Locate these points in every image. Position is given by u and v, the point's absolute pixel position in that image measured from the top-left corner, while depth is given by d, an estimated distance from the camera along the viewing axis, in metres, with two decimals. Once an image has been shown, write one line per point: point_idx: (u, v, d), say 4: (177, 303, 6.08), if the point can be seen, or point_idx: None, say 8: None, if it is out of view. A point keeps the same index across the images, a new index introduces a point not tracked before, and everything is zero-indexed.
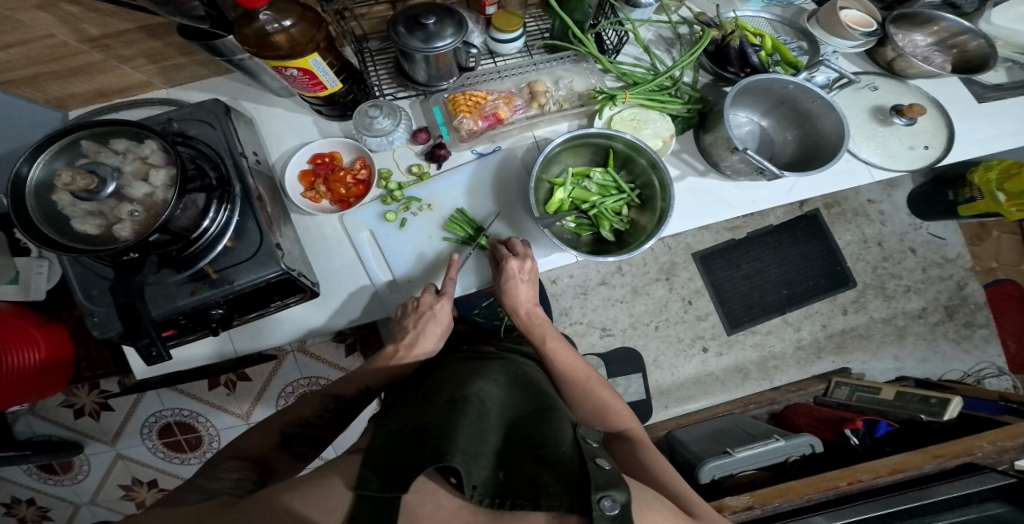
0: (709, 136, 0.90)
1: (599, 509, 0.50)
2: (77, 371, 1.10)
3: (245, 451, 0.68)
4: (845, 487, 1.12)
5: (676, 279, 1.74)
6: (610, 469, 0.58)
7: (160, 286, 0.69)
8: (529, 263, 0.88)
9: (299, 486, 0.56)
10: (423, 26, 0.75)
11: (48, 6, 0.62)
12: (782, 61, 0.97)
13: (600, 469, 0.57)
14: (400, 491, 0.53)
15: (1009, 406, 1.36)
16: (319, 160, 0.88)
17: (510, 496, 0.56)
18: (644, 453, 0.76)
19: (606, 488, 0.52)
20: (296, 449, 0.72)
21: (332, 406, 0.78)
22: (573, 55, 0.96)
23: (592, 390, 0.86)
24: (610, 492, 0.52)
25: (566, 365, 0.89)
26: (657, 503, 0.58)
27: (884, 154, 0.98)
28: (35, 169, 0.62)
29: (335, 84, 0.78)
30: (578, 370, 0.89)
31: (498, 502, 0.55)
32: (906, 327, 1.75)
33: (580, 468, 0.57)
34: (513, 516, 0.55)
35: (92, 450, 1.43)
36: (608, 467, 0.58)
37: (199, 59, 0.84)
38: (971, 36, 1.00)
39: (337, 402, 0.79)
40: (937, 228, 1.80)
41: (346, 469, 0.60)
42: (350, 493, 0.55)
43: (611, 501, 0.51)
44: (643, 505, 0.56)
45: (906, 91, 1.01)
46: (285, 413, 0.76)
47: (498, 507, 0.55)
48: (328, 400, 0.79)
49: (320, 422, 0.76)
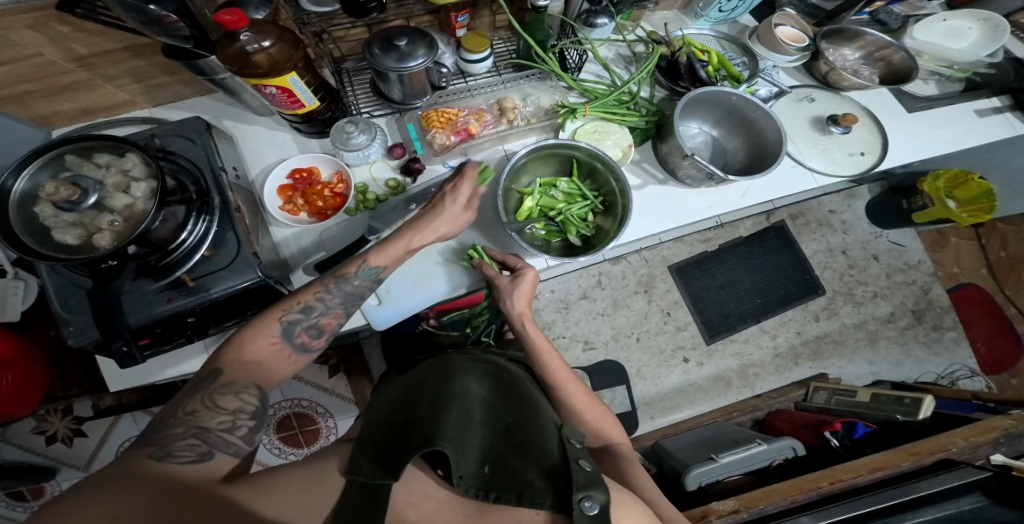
0: (665, 145, 0.96)
1: (579, 509, 0.52)
2: (50, 390, 1.06)
3: None
4: (827, 487, 1.14)
5: (654, 292, 1.78)
6: (591, 470, 0.60)
7: (136, 294, 0.71)
8: (533, 271, 0.90)
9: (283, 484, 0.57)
10: (396, 47, 0.81)
11: (40, 26, 0.67)
12: (727, 76, 1.04)
13: (583, 470, 0.59)
14: (392, 477, 0.55)
15: (981, 405, 1.39)
16: (298, 174, 0.93)
17: (494, 490, 0.58)
18: (628, 467, 0.79)
19: (587, 488, 0.55)
20: (298, 340, 0.72)
21: (336, 289, 0.76)
22: (538, 73, 1.03)
23: (582, 405, 0.85)
24: (591, 492, 0.54)
25: (561, 375, 0.86)
26: (638, 508, 0.60)
27: (827, 161, 1.04)
28: (20, 181, 0.65)
29: (313, 102, 0.82)
30: (573, 386, 0.86)
31: (483, 494, 0.58)
32: (877, 332, 1.80)
33: (565, 469, 0.60)
34: (499, 509, 0.58)
35: (64, 476, 1.38)
36: (590, 468, 0.61)
37: (182, 78, 0.89)
38: (894, 49, 1.09)
39: (340, 284, 0.77)
40: (897, 236, 1.88)
41: (342, 451, 0.64)
42: (342, 478, 0.59)
43: (592, 501, 0.53)
44: (623, 508, 0.58)
45: (842, 101, 1.09)
46: (288, 299, 0.74)
47: (483, 499, 0.57)
48: (330, 282, 0.77)
49: (321, 308, 0.75)
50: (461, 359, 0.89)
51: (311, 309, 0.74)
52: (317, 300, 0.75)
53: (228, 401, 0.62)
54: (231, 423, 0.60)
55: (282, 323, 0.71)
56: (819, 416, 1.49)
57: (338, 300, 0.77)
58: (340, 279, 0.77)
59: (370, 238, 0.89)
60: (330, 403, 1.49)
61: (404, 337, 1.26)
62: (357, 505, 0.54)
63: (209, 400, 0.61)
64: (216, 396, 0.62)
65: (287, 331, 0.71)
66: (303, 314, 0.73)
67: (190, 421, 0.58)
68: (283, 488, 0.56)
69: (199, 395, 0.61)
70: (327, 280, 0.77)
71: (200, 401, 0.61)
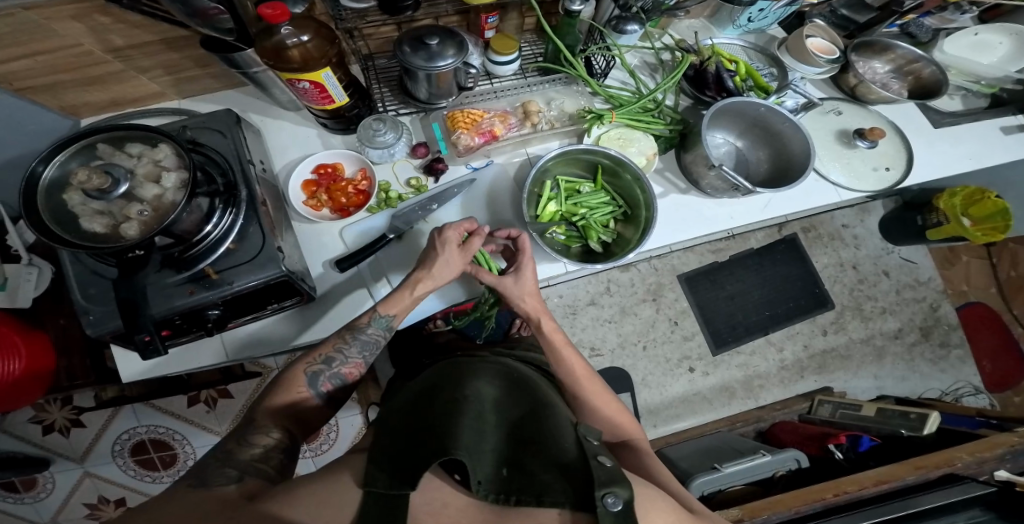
0: (689, 155, 0.97)
1: (602, 506, 0.52)
2: (55, 380, 1.05)
3: (279, 405, 0.71)
4: (831, 498, 1.12)
5: (663, 300, 1.78)
6: (611, 466, 0.60)
7: (159, 286, 0.70)
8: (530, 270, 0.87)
9: (312, 489, 0.57)
10: (426, 46, 0.81)
11: (83, 17, 0.67)
12: (754, 87, 1.05)
13: (602, 466, 0.59)
14: (409, 487, 0.54)
15: (986, 421, 1.39)
16: (322, 169, 0.92)
17: (514, 492, 0.57)
18: (651, 461, 0.77)
19: (609, 485, 0.55)
20: (323, 390, 0.75)
21: (352, 341, 0.78)
22: (564, 77, 1.03)
23: (599, 403, 0.84)
24: (613, 489, 0.54)
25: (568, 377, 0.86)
26: (660, 501, 0.60)
27: (850, 176, 1.04)
28: (49, 168, 0.64)
29: (342, 98, 0.82)
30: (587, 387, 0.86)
31: (504, 498, 0.57)
32: (884, 348, 1.80)
33: (582, 466, 0.60)
34: (518, 512, 0.57)
35: (59, 467, 1.39)
36: (609, 464, 0.60)
37: (214, 72, 0.89)
38: (924, 63, 1.10)
39: (355, 337, 0.79)
40: (908, 252, 1.88)
41: (353, 462, 0.62)
42: (357, 490, 0.57)
43: (614, 498, 0.53)
44: (646, 503, 0.57)
45: (868, 115, 1.10)
46: (312, 352, 0.77)
47: (504, 503, 0.57)
48: (347, 335, 0.79)
49: (342, 358, 0.77)
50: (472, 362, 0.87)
51: (331, 359, 0.76)
52: (337, 350, 0.77)
53: (258, 439, 0.65)
54: (264, 454, 0.63)
55: (308, 374, 0.74)
56: (822, 429, 1.48)
57: (357, 350, 0.79)
58: (355, 332, 0.79)
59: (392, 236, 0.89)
60: None
61: (415, 337, 1.26)
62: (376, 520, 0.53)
63: (242, 438, 0.64)
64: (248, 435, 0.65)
65: (313, 381, 0.74)
66: (325, 365, 0.76)
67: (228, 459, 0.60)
68: (303, 498, 0.56)
69: (234, 438, 0.65)
70: (344, 333, 0.79)
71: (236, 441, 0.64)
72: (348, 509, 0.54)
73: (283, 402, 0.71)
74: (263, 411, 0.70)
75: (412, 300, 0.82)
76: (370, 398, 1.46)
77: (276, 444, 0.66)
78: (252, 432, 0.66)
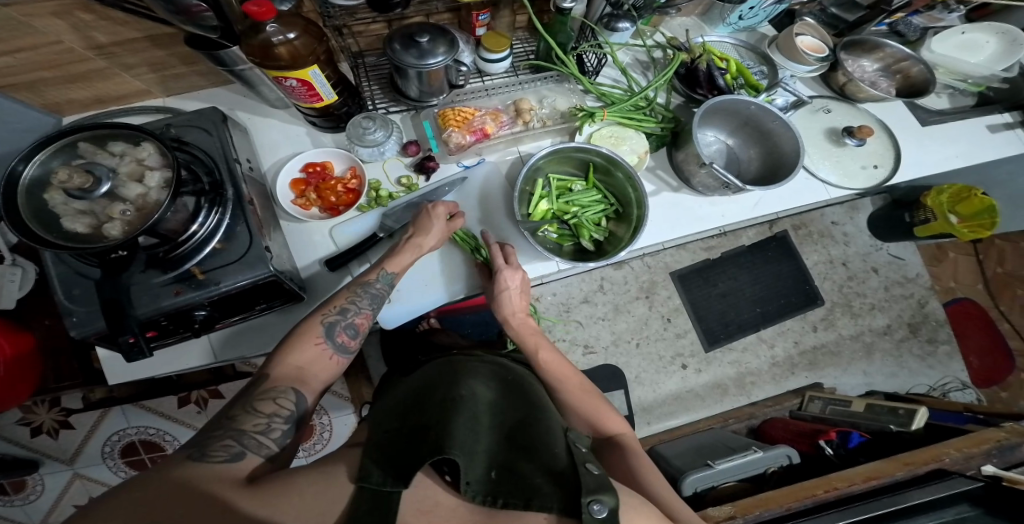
0: (681, 153, 0.96)
1: (588, 512, 0.51)
2: (42, 382, 1.04)
3: (291, 370, 0.69)
4: (822, 494, 1.13)
5: (655, 298, 1.79)
6: (599, 474, 0.59)
7: (144, 287, 0.68)
8: (517, 273, 0.89)
9: (310, 479, 0.55)
10: (417, 43, 0.80)
11: (64, 14, 0.66)
12: (745, 85, 1.06)
13: (591, 473, 0.58)
14: (402, 485, 0.54)
15: (973, 417, 1.40)
16: (312, 168, 0.91)
17: (502, 495, 0.57)
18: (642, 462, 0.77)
19: (596, 493, 0.53)
20: (339, 339, 0.74)
21: (363, 294, 0.80)
22: (555, 75, 1.03)
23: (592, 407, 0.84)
24: (600, 496, 0.53)
25: (563, 379, 0.86)
26: (646, 506, 0.60)
27: (840, 174, 1.05)
28: (31, 167, 0.63)
29: (331, 96, 0.81)
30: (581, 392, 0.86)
31: (491, 501, 0.56)
32: (873, 344, 1.82)
33: (573, 473, 0.59)
34: (506, 514, 0.56)
35: (47, 469, 1.36)
36: (597, 472, 0.60)
37: (201, 69, 0.88)
38: (912, 62, 1.11)
39: (365, 290, 0.81)
40: (896, 249, 1.90)
41: (349, 458, 0.61)
42: (350, 484, 0.56)
43: (600, 505, 0.52)
44: (632, 507, 0.57)
45: (858, 113, 1.10)
46: (324, 306, 0.78)
47: (491, 505, 0.56)
48: (357, 289, 0.80)
49: (355, 309, 0.78)
50: (468, 361, 0.87)
51: (345, 310, 0.78)
52: (350, 302, 0.79)
53: (264, 406, 0.62)
54: (266, 425, 0.60)
55: (325, 324, 0.75)
56: (813, 425, 1.50)
57: (368, 302, 0.80)
58: (364, 284, 0.81)
59: (381, 235, 0.89)
60: (326, 402, 1.46)
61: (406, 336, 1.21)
62: (367, 511, 0.52)
63: (248, 406, 0.62)
64: (255, 402, 0.62)
65: (329, 331, 0.74)
66: (340, 315, 0.76)
67: (229, 425, 0.58)
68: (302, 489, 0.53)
69: (241, 403, 0.63)
70: (354, 286, 0.81)
71: (242, 407, 0.62)
72: (338, 503, 0.53)
73: (292, 366, 0.69)
74: (271, 373, 0.68)
75: (411, 258, 0.86)
76: (363, 396, 1.46)
77: (285, 413, 0.63)
78: (259, 398, 0.63)
